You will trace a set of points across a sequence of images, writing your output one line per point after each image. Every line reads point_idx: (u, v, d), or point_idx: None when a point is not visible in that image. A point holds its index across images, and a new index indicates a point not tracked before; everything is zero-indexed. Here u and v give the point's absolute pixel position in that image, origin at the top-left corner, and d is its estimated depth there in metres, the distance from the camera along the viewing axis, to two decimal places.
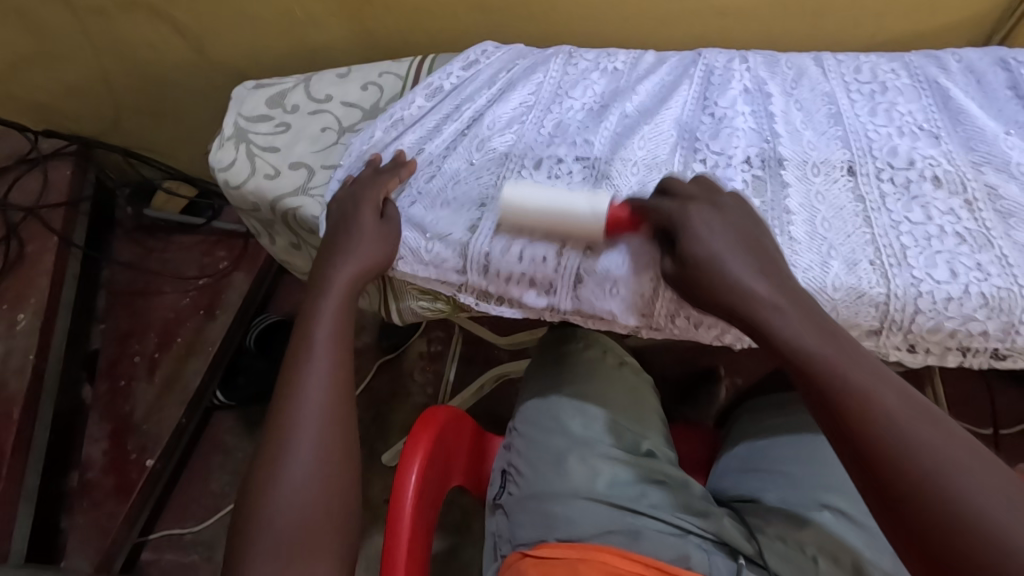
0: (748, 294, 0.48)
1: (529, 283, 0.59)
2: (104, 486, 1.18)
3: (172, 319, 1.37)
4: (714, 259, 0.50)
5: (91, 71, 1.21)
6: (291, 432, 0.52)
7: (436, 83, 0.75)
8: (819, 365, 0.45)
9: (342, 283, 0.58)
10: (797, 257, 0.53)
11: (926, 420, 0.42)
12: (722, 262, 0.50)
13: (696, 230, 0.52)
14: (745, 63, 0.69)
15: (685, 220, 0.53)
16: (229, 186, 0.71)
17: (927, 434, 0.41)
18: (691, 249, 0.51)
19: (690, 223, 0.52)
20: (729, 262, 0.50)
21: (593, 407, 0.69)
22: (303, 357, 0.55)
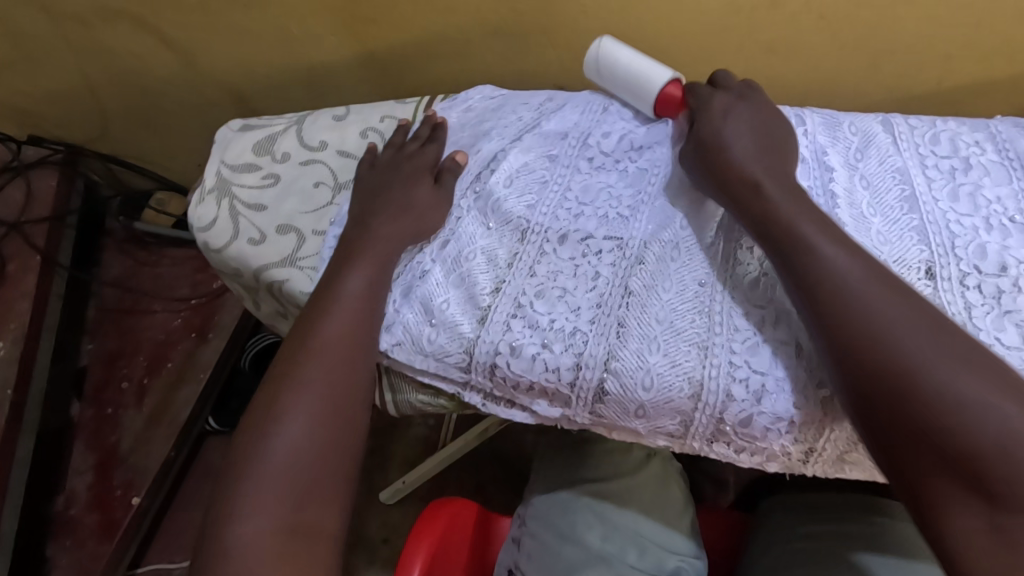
0: (743, 173, 0.54)
1: (541, 391, 0.54)
2: (88, 523, 1.13)
3: (162, 342, 1.30)
4: (722, 143, 0.56)
5: (75, 80, 1.12)
6: (255, 480, 0.51)
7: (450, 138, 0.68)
8: (786, 237, 0.50)
9: (325, 347, 0.55)
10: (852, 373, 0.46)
11: (934, 332, 0.44)
12: (736, 172, 0.54)
13: (719, 126, 0.57)
14: (802, 124, 0.59)
15: (711, 115, 0.58)
16: (209, 247, 0.63)
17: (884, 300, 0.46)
18: (706, 133, 0.57)
19: (712, 121, 0.57)
20: (732, 143, 0.55)
21: (613, 511, 0.64)
22: (278, 419, 0.52)
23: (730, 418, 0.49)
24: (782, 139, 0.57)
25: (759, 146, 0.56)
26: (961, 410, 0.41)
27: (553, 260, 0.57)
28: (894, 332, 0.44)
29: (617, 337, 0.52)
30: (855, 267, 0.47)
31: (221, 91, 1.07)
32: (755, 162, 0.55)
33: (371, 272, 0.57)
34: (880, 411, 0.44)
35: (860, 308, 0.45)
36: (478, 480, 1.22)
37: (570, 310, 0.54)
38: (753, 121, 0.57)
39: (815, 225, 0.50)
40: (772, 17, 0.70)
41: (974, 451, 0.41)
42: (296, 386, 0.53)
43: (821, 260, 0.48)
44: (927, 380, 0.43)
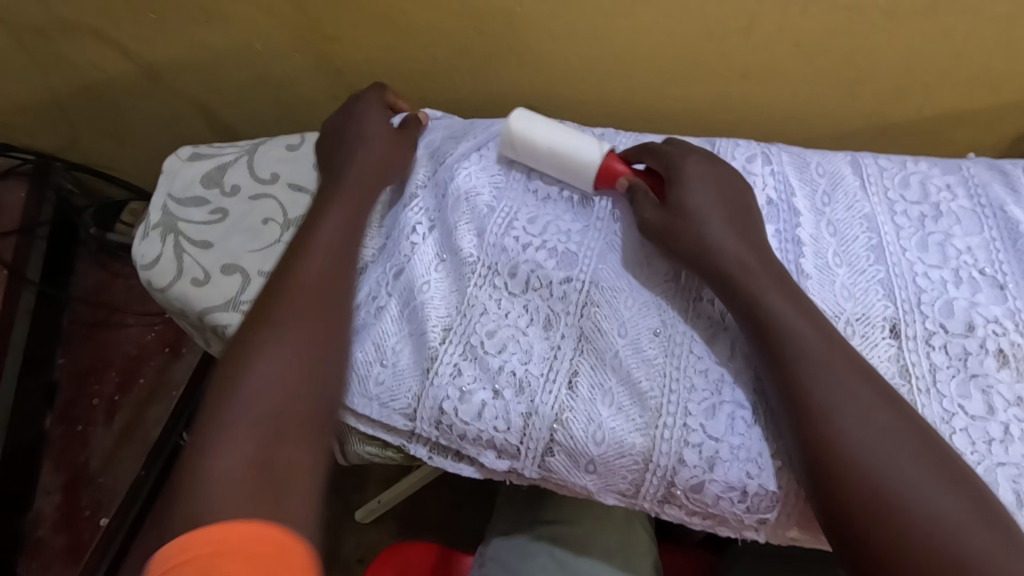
0: (713, 245, 0.50)
1: (488, 442, 0.49)
2: (55, 545, 1.11)
3: (134, 357, 1.29)
4: (690, 216, 0.51)
5: (38, 90, 1.09)
6: (227, 419, 0.44)
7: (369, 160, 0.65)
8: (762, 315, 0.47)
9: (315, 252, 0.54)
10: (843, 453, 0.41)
11: (915, 446, 0.41)
12: (710, 242, 0.50)
13: (693, 196, 0.52)
14: (770, 163, 0.57)
15: (687, 180, 0.53)
16: (153, 286, 0.61)
17: (865, 402, 0.43)
18: (682, 199, 0.52)
19: (688, 187, 0.53)
20: (709, 217, 0.51)
21: (571, 558, 0.62)
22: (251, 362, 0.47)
23: (680, 482, 0.46)
24: (747, 211, 0.53)
25: (732, 221, 0.51)
26: (920, 503, 0.39)
27: (508, 301, 0.53)
28: (851, 423, 0.42)
29: (568, 386, 0.49)
30: (822, 341, 0.45)
31: (186, 104, 1.04)
32: (726, 230, 0.51)
33: (344, 225, 0.56)
34: (841, 502, 0.40)
35: (822, 393, 0.43)
36: (455, 500, 1.20)
37: (524, 353, 0.51)
38: (721, 192, 0.53)
39: (782, 295, 0.47)
40: (745, 43, 0.68)
41: (938, 544, 0.38)
42: (266, 335, 0.49)
43: (789, 335, 0.45)
44: (884, 471, 0.40)
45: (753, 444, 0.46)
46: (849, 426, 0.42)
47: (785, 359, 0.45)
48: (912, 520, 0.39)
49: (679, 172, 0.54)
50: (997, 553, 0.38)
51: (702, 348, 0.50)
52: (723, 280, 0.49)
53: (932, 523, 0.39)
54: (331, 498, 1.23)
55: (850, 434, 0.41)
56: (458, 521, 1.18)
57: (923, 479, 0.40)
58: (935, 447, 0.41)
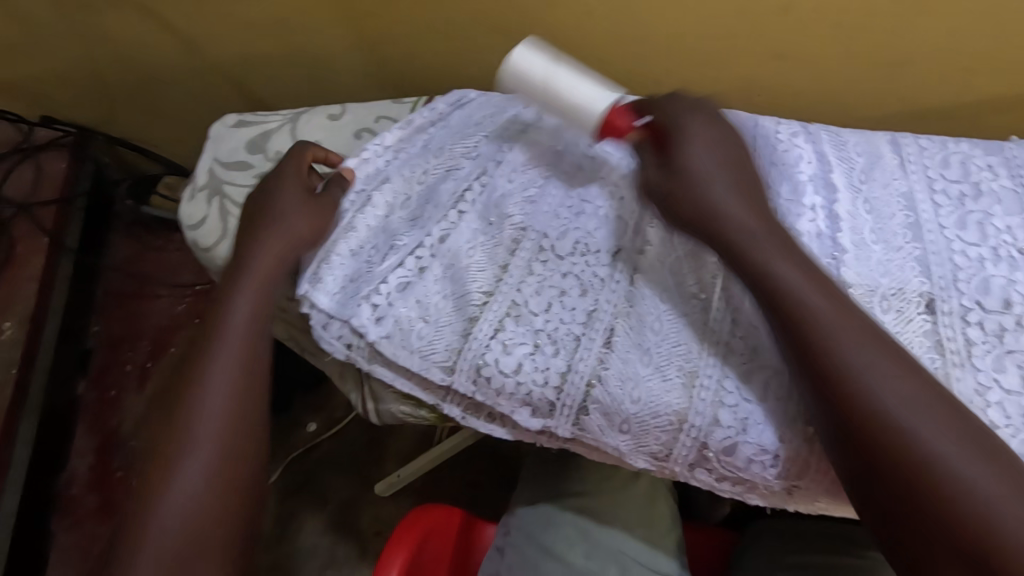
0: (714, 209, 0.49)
1: (523, 399, 0.50)
2: (88, 504, 1.16)
3: (166, 327, 1.32)
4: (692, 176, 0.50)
5: (81, 63, 1.12)
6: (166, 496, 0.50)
7: (416, 120, 0.66)
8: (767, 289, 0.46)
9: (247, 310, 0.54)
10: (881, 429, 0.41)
11: (946, 419, 0.41)
12: (710, 206, 0.49)
13: (693, 151, 0.51)
14: (810, 140, 0.57)
15: (682, 134, 0.51)
16: (198, 246, 0.63)
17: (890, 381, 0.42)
18: (681, 159, 0.51)
19: (686, 143, 0.51)
20: (711, 175, 0.50)
21: (596, 529, 0.63)
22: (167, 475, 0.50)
23: (714, 444, 0.47)
24: (746, 168, 0.52)
25: (733, 176, 0.50)
26: (951, 473, 0.40)
27: (549, 265, 0.54)
28: (870, 385, 0.42)
29: (606, 343, 0.50)
30: (834, 307, 0.45)
31: (223, 80, 1.06)
32: (733, 192, 0.50)
33: (258, 304, 0.54)
34: (863, 459, 0.42)
35: (843, 356, 0.43)
36: (472, 478, 1.22)
37: (568, 315, 0.52)
38: (721, 146, 0.52)
39: (789, 260, 0.47)
40: (782, 24, 0.68)
41: (958, 497, 0.39)
42: (185, 438, 0.51)
43: (798, 305, 0.45)
44: (903, 434, 0.41)
45: (786, 408, 0.47)
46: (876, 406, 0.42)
47: (797, 324, 0.45)
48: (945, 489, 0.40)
49: (676, 129, 0.52)
50: (1016, 504, 0.39)
51: (742, 318, 0.50)
52: (728, 245, 0.49)
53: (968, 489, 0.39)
54: (351, 471, 1.26)
55: (873, 396, 0.42)
56: (475, 498, 1.20)
57: (955, 449, 0.40)
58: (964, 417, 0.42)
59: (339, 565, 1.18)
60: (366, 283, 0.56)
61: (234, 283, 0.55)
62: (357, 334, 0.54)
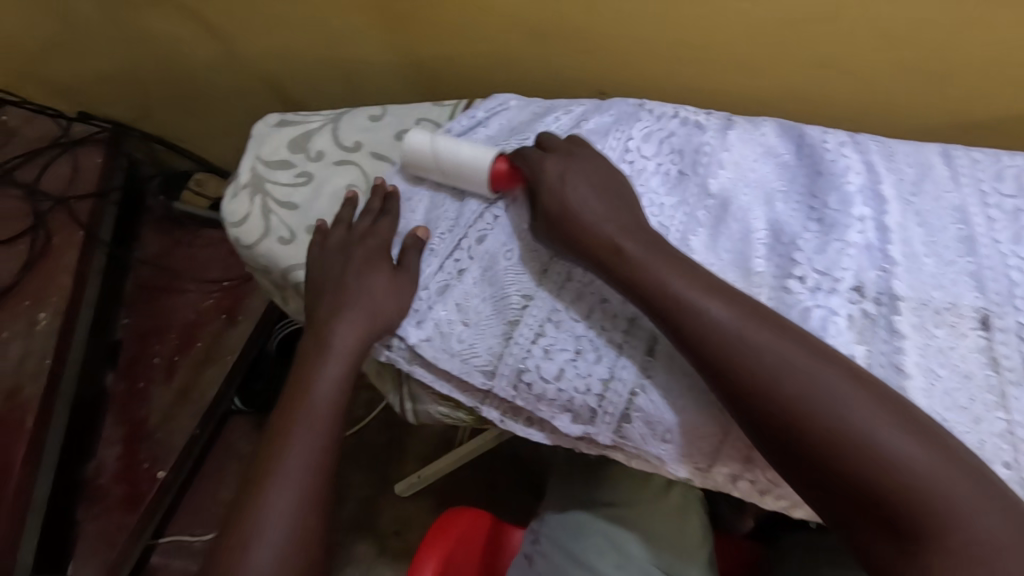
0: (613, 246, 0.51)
1: (565, 405, 0.51)
2: (115, 494, 1.17)
3: (193, 321, 1.34)
4: (575, 214, 0.52)
5: (121, 60, 1.14)
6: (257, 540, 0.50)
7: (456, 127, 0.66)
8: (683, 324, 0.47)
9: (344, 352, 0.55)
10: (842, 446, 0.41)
11: (896, 429, 0.42)
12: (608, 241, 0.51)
13: (568, 193, 0.53)
14: (859, 151, 0.57)
15: (548, 177, 0.55)
16: (240, 243, 0.64)
17: (832, 399, 0.43)
18: (558, 203, 0.53)
19: (559, 187, 0.54)
20: (592, 214, 0.52)
21: (627, 538, 0.63)
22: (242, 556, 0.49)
23: (762, 459, 0.48)
24: (627, 202, 0.54)
25: (616, 211, 0.53)
26: (908, 475, 0.40)
27: (591, 270, 0.54)
28: (782, 384, 0.43)
29: (649, 350, 0.50)
30: (732, 312, 0.46)
31: (260, 80, 1.08)
32: (608, 216, 0.52)
33: (341, 383, 0.55)
34: (799, 456, 0.42)
35: (755, 358, 0.44)
36: (491, 481, 1.22)
37: (611, 321, 0.52)
38: (596, 183, 0.54)
39: (675, 269, 0.48)
40: (830, 32, 0.67)
41: (912, 499, 0.40)
42: (262, 516, 0.50)
43: (696, 315, 0.46)
44: (825, 428, 0.42)
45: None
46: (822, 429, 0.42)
47: (695, 334, 0.46)
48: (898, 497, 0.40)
49: (546, 172, 0.55)
50: (945, 471, 0.40)
51: None
52: (606, 268, 0.51)
53: (925, 490, 0.40)
54: (371, 470, 1.26)
55: (790, 395, 0.43)
56: (495, 500, 1.20)
57: (906, 456, 0.41)
58: (911, 420, 0.42)
59: (358, 564, 1.18)
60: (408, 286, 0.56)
61: (326, 316, 0.56)
62: (400, 336, 0.55)
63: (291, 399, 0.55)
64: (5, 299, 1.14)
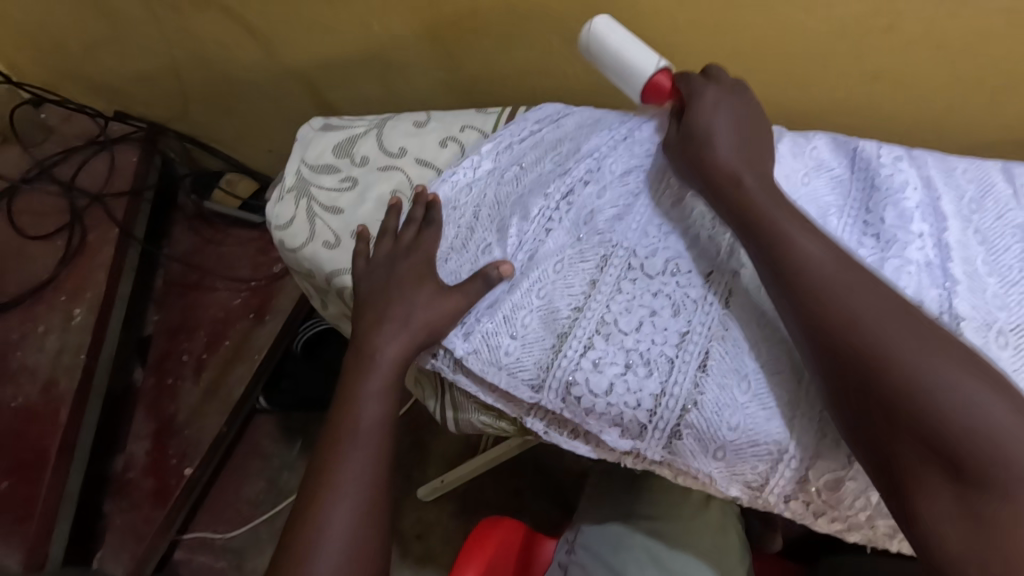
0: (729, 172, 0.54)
1: (614, 419, 0.51)
2: (143, 488, 1.19)
3: (222, 319, 1.34)
4: (704, 134, 0.56)
5: (162, 60, 1.16)
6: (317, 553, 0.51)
7: (506, 138, 0.66)
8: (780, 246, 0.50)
9: (389, 364, 0.55)
10: (913, 365, 0.43)
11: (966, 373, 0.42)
12: (722, 166, 0.54)
13: (702, 119, 0.56)
14: (916, 166, 0.56)
15: (701, 102, 0.57)
16: (285, 245, 0.65)
17: (909, 338, 0.44)
18: (692, 121, 0.57)
19: (699, 108, 0.57)
20: (714, 137, 0.55)
21: (668, 553, 0.62)
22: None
23: (815, 481, 0.49)
24: (759, 143, 0.56)
25: (739, 144, 0.55)
26: (966, 411, 0.41)
27: (640, 284, 0.54)
28: (875, 320, 0.45)
29: (702, 366, 0.50)
30: (835, 256, 0.48)
31: (298, 83, 1.09)
32: (734, 152, 0.55)
33: (386, 395, 0.56)
34: (859, 376, 0.44)
35: (853, 294, 0.46)
36: (515, 488, 1.21)
37: (663, 337, 0.51)
38: (733, 119, 0.56)
39: (786, 211, 0.51)
40: (883, 44, 0.66)
41: (968, 429, 0.41)
42: (321, 529, 0.51)
43: (799, 253, 0.49)
44: (900, 356, 0.44)
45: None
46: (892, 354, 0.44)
47: (798, 265, 0.48)
48: (958, 432, 0.41)
49: (699, 102, 0.57)
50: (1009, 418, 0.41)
51: None
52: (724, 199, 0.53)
53: (982, 430, 0.40)
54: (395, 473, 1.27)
55: (874, 332, 0.45)
56: (519, 507, 1.20)
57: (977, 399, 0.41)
58: (991, 373, 0.43)
59: None
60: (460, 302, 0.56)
61: (374, 331, 0.56)
62: (447, 348, 0.55)
63: (338, 416, 0.55)
64: (43, 293, 1.16)
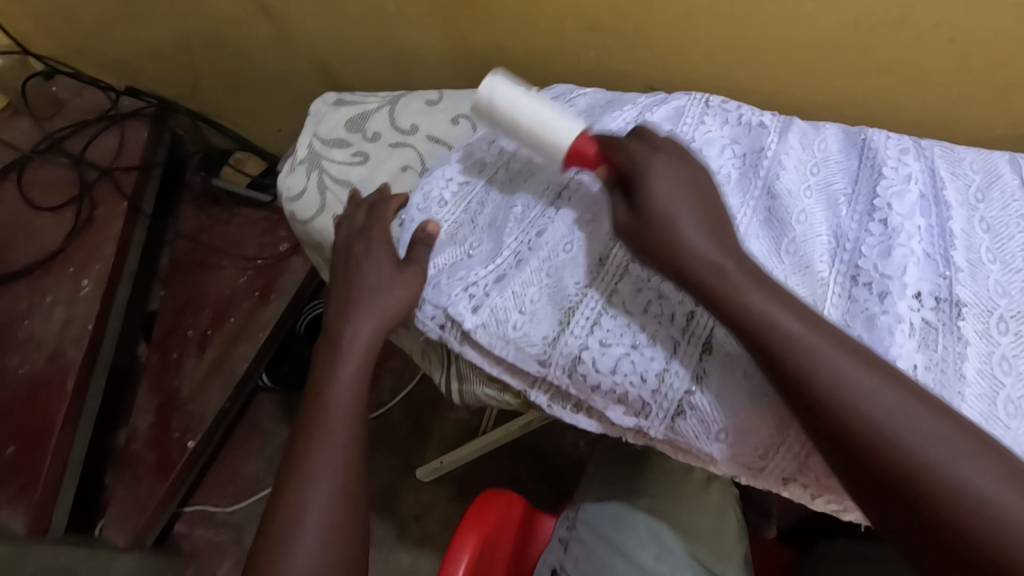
0: (701, 258, 0.49)
1: (618, 396, 0.52)
2: (146, 460, 1.20)
3: (226, 297, 1.34)
4: (664, 212, 0.51)
5: (174, 36, 1.17)
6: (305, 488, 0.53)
7: None
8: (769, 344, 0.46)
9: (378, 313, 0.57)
10: (927, 476, 0.41)
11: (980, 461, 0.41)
12: (689, 250, 0.49)
13: (657, 194, 0.51)
14: (923, 155, 0.57)
15: (648, 174, 0.52)
16: (296, 217, 0.65)
17: (914, 434, 0.42)
18: (645, 199, 0.52)
19: (649, 180, 0.52)
20: (676, 215, 0.50)
21: (667, 531, 0.64)
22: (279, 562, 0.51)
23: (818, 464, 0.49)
24: (716, 208, 0.52)
25: (702, 216, 0.51)
26: (991, 506, 0.40)
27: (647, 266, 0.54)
28: (884, 420, 0.42)
29: (706, 346, 0.51)
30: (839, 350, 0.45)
31: (309, 62, 1.09)
32: (699, 230, 0.50)
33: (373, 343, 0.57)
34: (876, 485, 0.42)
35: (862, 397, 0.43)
36: (514, 472, 1.23)
37: (668, 318, 0.52)
38: (688, 185, 0.52)
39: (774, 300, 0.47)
40: (896, 36, 0.66)
41: (999, 529, 0.39)
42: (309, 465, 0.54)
43: (800, 353, 0.45)
44: (917, 461, 0.41)
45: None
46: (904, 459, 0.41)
47: (803, 366, 0.45)
48: (984, 533, 0.40)
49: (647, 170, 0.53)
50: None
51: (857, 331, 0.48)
52: (700, 288, 0.49)
53: (1008, 526, 0.39)
54: (394, 454, 1.28)
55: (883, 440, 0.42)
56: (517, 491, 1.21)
57: (996, 490, 0.40)
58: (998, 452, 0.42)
59: (377, 546, 1.20)
60: (459, 281, 0.57)
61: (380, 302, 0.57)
62: (455, 320, 0.56)
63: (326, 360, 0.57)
64: (52, 264, 1.16)
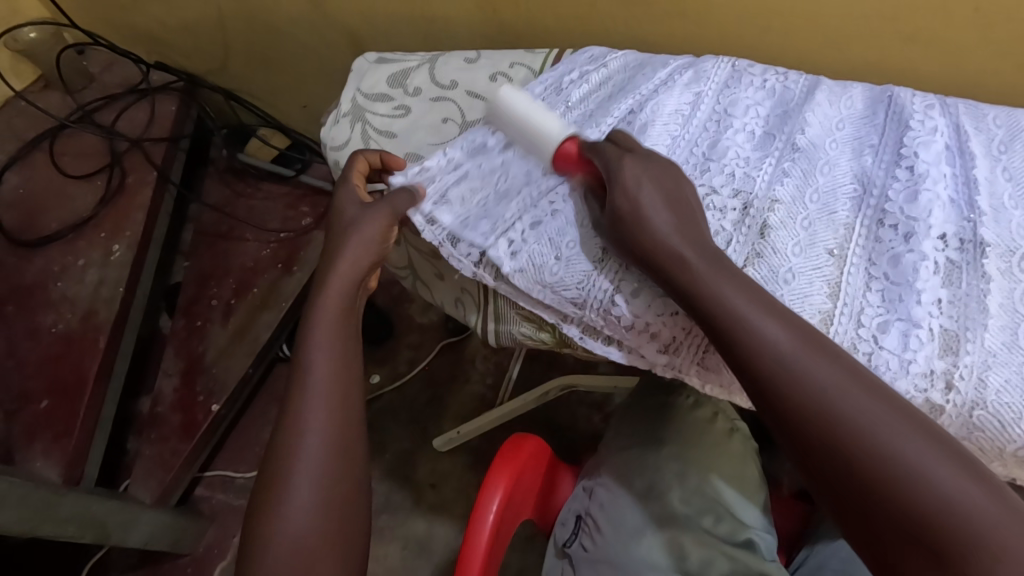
0: (670, 255, 0.51)
1: (651, 333, 0.55)
2: (171, 422, 1.23)
3: (250, 268, 1.37)
4: (638, 213, 0.52)
5: (208, 10, 1.20)
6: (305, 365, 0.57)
7: (555, 80, 0.70)
8: (732, 332, 0.48)
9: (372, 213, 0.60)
10: (887, 458, 0.42)
11: (937, 453, 0.42)
12: (661, 246, 0.51)
13: (628, 196, 0.53)
14: (947, 113, 0.59)
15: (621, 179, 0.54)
16: (339, 166, 0.69)
17: (875, 419, 0.43)
18: (619, 202, 0.53)
19: (623, 184, 0.54)
20: (649, 212, 0.52)
21: (695, 471, 0.66)
22: (282, 502, 0.53)
23: None
24: (686, 203, 0.54)
25: (673, 213, 0.52)
26: (943, 495, 0.41)
27: None
28: (842, 406, 0.44)
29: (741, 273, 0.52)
30: (796, 337, 0.46)
31: (341, 35, 1.12)
32: (672, 225, 0.52)
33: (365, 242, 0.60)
34: (833, 473, 0.44)
35: (816, 384, 0.45)
36: None
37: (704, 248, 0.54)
38: (661, 185, 0.54)
39: (739, 288, 0.49)
40: (921, 5, 0.68)
41: (950, 519, 0.40)
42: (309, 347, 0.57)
43: (753, 336, 0.47)
44: (872, 446, 0.43)
45: (922, 364, 0.47)
46: (857, 445, 0.43)
47: (761, 360, 0.46)
48: (935, 522, 0.40)
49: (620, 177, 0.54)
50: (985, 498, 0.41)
51: (880, 270, 0.51)
52: (673, 283, 0.51)
53: (957, 516, 0.40)
54: (412, 424, 1.30)
55: (838, 425, 0.43)
56: None
57: (949, 482, 0.41)
58: (954, 446, 0.42)
59: (393, 512, 1.22)
60: (494, 231, 0.58)
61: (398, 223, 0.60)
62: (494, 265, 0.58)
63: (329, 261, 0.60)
64: (83, 229, 1.19)
